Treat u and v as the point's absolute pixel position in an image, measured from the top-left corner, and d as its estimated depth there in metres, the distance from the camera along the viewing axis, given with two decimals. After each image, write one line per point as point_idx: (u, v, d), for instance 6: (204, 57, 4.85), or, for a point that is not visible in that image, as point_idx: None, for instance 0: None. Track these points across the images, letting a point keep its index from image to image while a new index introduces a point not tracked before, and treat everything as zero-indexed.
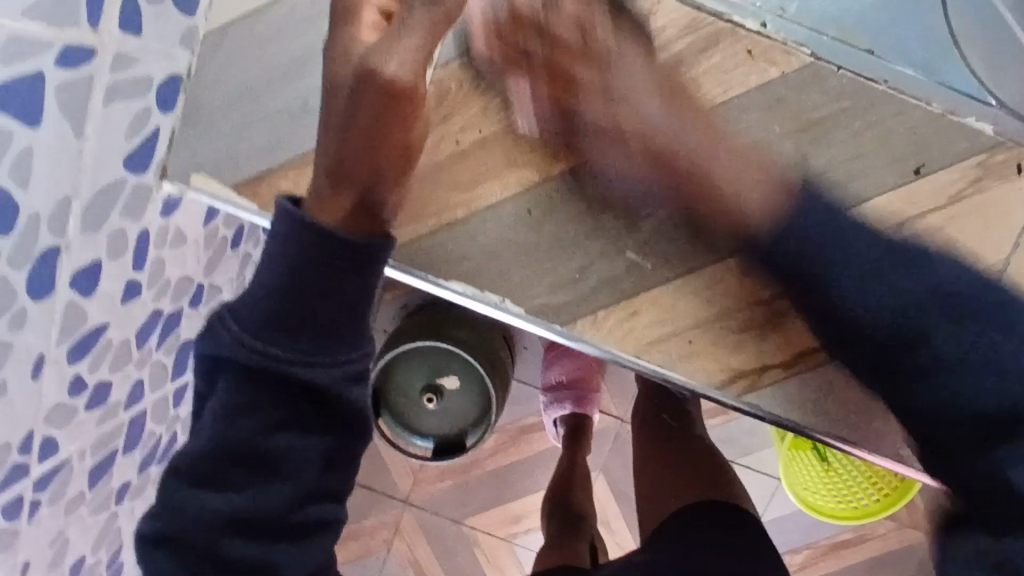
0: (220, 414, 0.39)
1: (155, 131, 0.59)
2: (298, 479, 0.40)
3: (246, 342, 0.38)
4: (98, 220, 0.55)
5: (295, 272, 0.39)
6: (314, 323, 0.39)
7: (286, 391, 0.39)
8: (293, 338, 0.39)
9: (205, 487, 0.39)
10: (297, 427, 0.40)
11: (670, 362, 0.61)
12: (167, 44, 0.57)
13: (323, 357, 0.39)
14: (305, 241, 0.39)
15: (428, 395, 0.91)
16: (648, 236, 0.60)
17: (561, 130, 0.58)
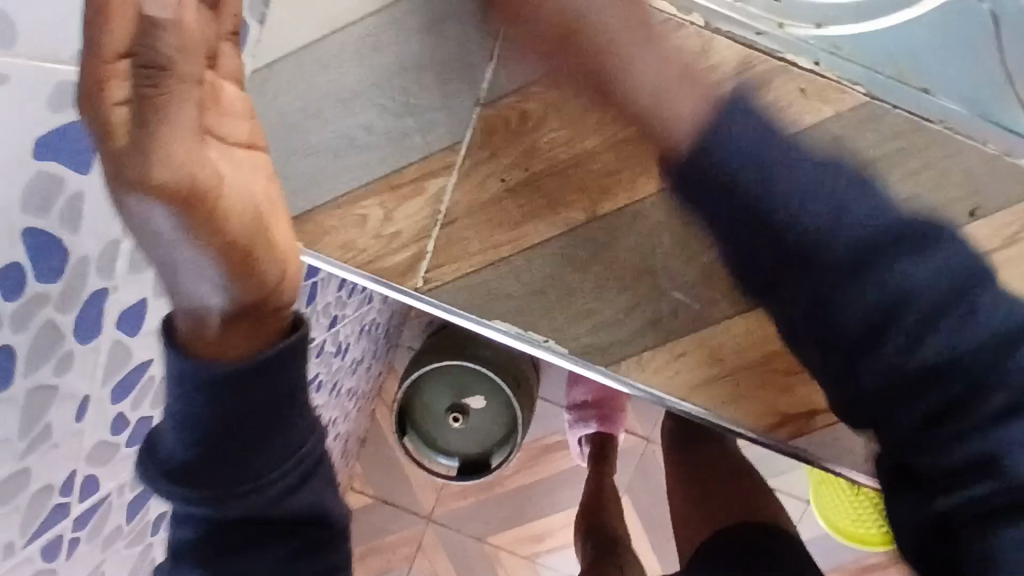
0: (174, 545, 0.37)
1: None
2: None
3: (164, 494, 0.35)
4: (146, 259, 0.55)
5: (194, 408, 0.34)
6: (232, 452, 0.35)
7: (225, 524, 0.36)
8: (214, 485, 0.35)
9: None
10: (245, 555, 0.36)
11: (714, 406, 0.61)
12: None
13: (248, 487, 0.35)
14: (185, 383, 0.33)
15: (455, 413, 0.93)
16: (693, 276, 0.59)
17: (610, 169, 0.58)
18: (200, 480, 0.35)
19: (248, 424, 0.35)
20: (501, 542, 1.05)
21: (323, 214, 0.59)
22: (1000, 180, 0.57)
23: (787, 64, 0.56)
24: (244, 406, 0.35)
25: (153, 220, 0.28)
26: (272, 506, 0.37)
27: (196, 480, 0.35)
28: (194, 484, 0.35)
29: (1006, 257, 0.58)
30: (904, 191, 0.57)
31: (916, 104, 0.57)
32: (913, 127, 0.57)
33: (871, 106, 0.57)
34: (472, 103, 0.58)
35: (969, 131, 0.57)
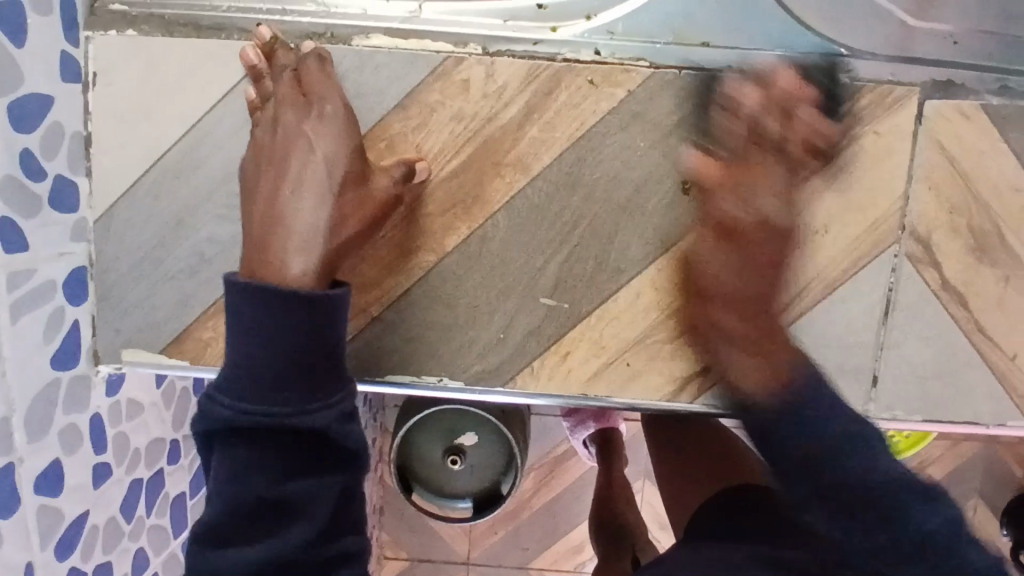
0: (226, 479, 0.42)
1: (73, 324, 0.61)
2: (316, 516, 0.42)
3: (237, 407, 0.43)
4: (43, 423, 0.56)
5: (268, 333, 0.45)
6: (301, 374, 0.45)
7: (279, 430, 0.43)
8: (280, 398, 0.44)
9: (230, 539, 0.41)
10: (308, 474, 0.43)
11: (616, 390, 0.62)
12: (57, 245, 0.58)
13: (315, 403, 0.44)
14: (259, 303, 0.46)
15: (452, 457, 0.97)
16: (553, 279, 0.61)
17: (443, 206, 0.60)
18: (272, 394, 0.44)
19: (316, 354, 0.46)
20: (546, 561, 1.12)
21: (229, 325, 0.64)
22: (806, 102, 0.58)
23: (569, 62, 0.59)
24: (305, 339, 0.46)
25: (319, 155, 0.54)
26: (331, 424, 0.44)
27: (267, 388, 0.44)
28: (266, 394, 0.44)
29: (835, 170, 0.59)
30: (717, 142, 0.59)
31: (700, 61, 0.59)
32: (704, 82, 0.59)
33: (659, 76, 0.59)
34: None
35: (758, 68, 0.59)
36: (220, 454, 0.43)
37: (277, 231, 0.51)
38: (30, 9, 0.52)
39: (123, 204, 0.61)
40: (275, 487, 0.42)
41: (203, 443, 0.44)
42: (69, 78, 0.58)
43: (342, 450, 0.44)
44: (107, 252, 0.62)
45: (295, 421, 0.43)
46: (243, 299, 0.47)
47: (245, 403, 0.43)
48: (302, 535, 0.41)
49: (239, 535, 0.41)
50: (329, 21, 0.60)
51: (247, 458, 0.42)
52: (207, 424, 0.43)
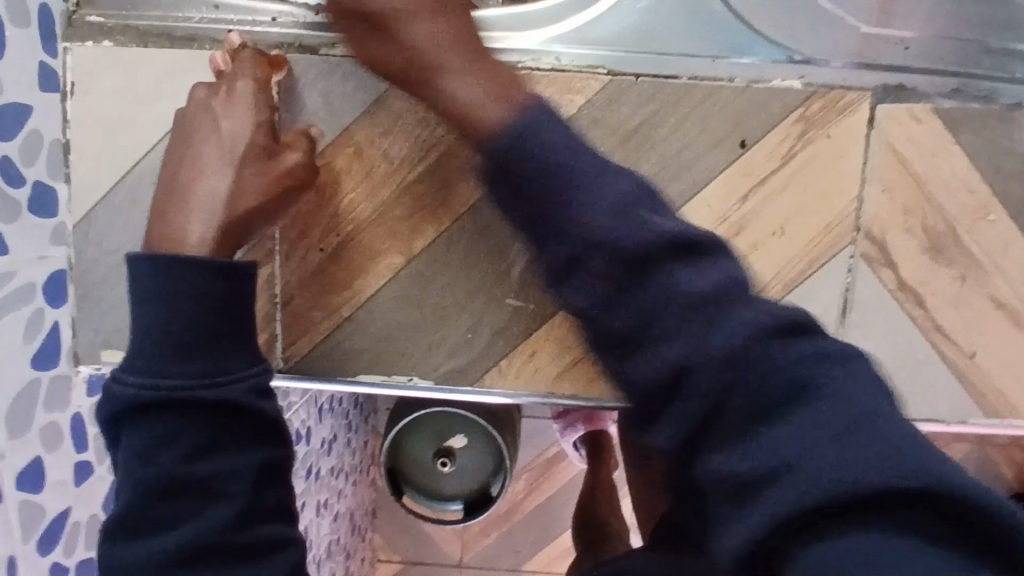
0: (139, 457, 0.43)
1: (54, 325, 0.63)
2: (232, 494, 0.44)
3: (143, 382, 0.45)
4: (24, 421, 0.57)
5: (174, 307, 0.47)
6: (206, 347, 0.47)
7: (188, 403, 0.45)
8: (186, 371, 0.45)
9: (149, 521, 0.42)
10: (223, 451, 0.44)
11: (583, 389, 0.64)
12: (37, 248, 0.60)
13: (223, 375, 0.46)
14: (168, 280, 0.48)
15: (441, 459, 0.99)
16: (519, 279, 0.63)
17: (410, 209, 0.62)
18: (177, 368, 0.45)
19: (219, 327, 0.48)
20: (535, 563, 1.13)
21: None
22: (758, 106, 0.60)
23: (529, 70, 0.61)
24: (213, 308, 0.48)
25: (235, 139, 0.55)
26: (241, 395, 0.46)
27: (172, 363, 0.46)
28: (171, 367, 0.45)
29: (791, 172, 0.61)
30: (675, 145, 0.60)
31: (657, 67, 0.61)
32: (660, 88, 0.60)
33: (616, 82, 0.60)
34: None
35: (713, 74, 0.61)
36: (129, 436, 0.45)
37: (180, 203, 0.53)
38: (9, 21, 0.54)
39: (101, 209, 0.64)
40: (187, 465, 0.43)
41: (109, 426, 0.46)
42: (48, 88, 0.60)
43: (254, 420, 0.47)
44: (87, 256, 0.64)
45: (204, 394, 0.45)
46: (145, 278, 0.48)
47: (151, 379, 0.45)
48: (220, 513, 0.43)
49: (154, 514, 0.42)
50: (298, 31, 0.62)
51: (156, 436, 0.44)
52: (114, 405, 0.45)
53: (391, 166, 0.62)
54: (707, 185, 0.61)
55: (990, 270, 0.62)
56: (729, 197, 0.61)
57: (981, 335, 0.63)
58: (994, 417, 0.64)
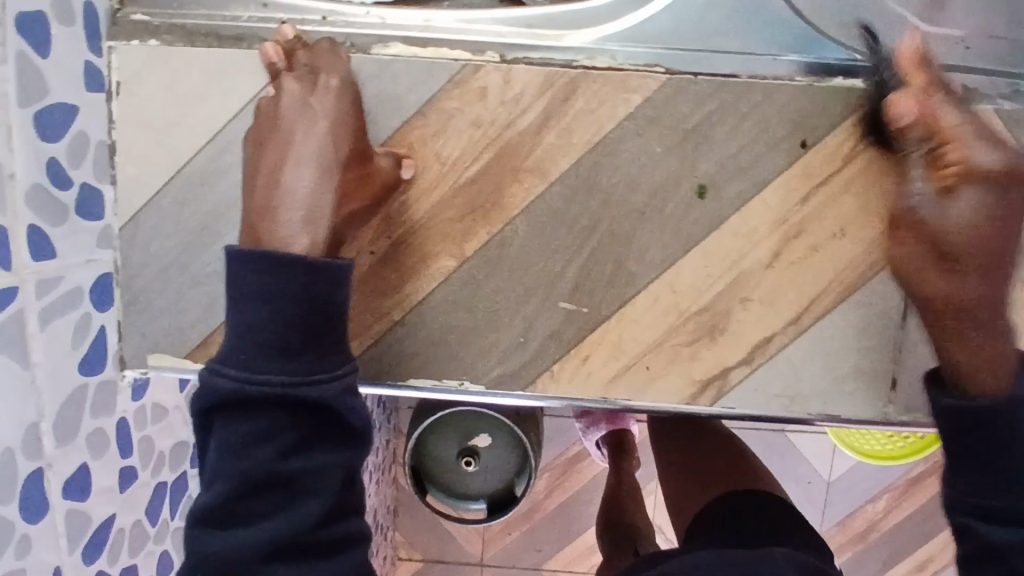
0: (232, 451, 0.44)
1: (100, 329, 0.62)
2: (321, 491, 0.44)
3: (243, 376, 0.45)
4: (72, 427, 0.57)
5: (276, 304, 0.47)
6: (307, 345, 0.47)
7: (288, 401, 0.45)
8: (283, 370, 0.46)
9: (237, 513, 0.43)
10: (316, 449, 0.45)
11: (635, 393, 0.63)
12: (84, 252, 0.59)
13: (320, 375, 0.46)
14: (269, 275, 0.48)
15: (466, 458, 0.98)
16: (573, 282, 0.61)
17: (463, 210, 0.61)
18: (273, 366, 0.46)
19: (316, 327, 0.48)
20: (564, 561, 1.12)
21: None
22: (818, 107, 0.59)
23: (585, 68, 0.59)
24: (312, 307, 0.48)
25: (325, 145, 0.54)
26: (335, 396, 0.46)
27: (268, 361, 0.46)
28: (268, 365, 0.45)
29: (851, 174, 0.60)
30: (734, 145, 0.59)
31: (716, 66, 0.59)
32: (719, 87, 0.59)
33: (674, 80, 0.59)
34: None
35: (772, 72, 0.59)
36: (221, 429, 0.45)
37: (278, 210, 0.52)
38: (54, 20, 0.53)
39: (147, 211, 0.63)
40: (280, 461, 0.44)
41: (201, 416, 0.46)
42: (93, 88, 0.59)
43: (345, 421, 0.47)
44: (133, 259, 0.63)
45: (303, 393, 0.45)
46: (243, 272, 0.48)
47: (252, 373, 0.45)
48: (309, 511, 0.44)
49: (245, 507, 0.43)
50: (348, 30, 0.61)
51: (252, 432, 0.44)
52: (208, 397, 0.45)
53: (443, 167, 0.61)
54: (764, 187, 0.60)
55: None
56: (787, 199, 0.60)
57: None
58: None
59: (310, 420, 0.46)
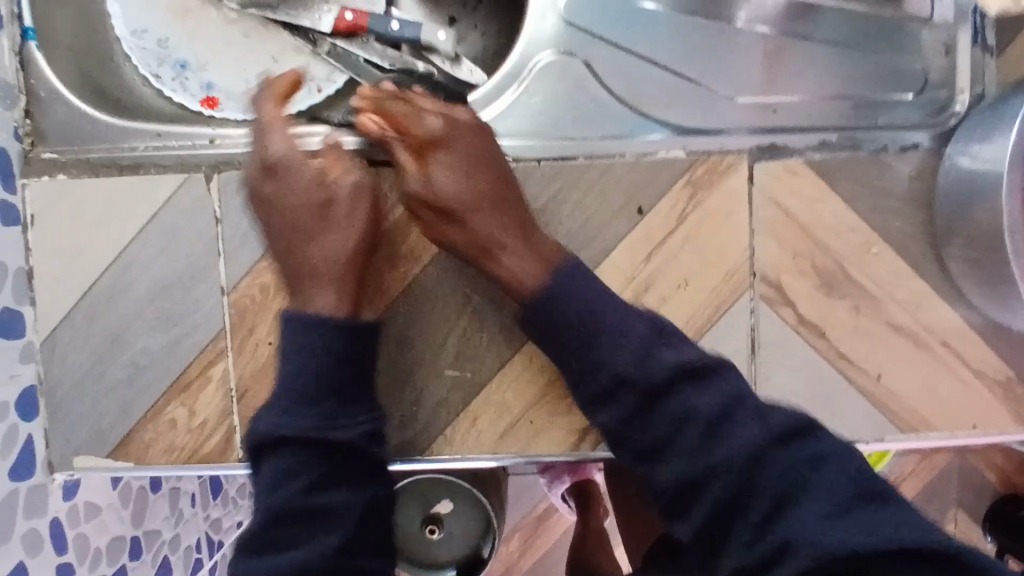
0: (276, 485, 0.59)
1: (27, 439, 0.67)
2: (338, 525, 0.60)
3: (279, 426, 0.60)
4: (4, 532, 0.62)
5: (320, 361, 0.62)
6: (355, 386, 0.63)
7: (324, 450, 0.60)
8: (317, 421, 0.61)
9: (273, 540, 0.59)
10: (337, 487, 0.61)
11: (523, 447, 0.68)
12: (6, 369, 0.65)
13: (345, 424, 0.61)
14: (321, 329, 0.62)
15: (429, 527, 1.03)
16: (454, 351, 0.68)
17: None
18: (307, 414, 0.61)
19: (353, 373, 0.63)
20: None
21: (155, 420, 0.69)
22: (649, 176, 0.67)
23: None
24: (349, 358, 0.63)
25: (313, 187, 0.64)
26: (356, 440, 0.61)
27: (304, 409, 0.61)
28: (305, 412, 0.61)
29: (688, 230, 0.67)
30: (580, 217, 0.67)
31: (557, 151, 0.68)
32: (560, 169, 0.67)
33: (520, 167, 0.67)
34: (219, 295, 0.68)
35: (607, 153, 0.67)
36: (270, 462, 0.60)
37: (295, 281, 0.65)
38: None
39: (65, 326, 0.68)
40: (309, 500, 0.59)
41: (254, 453, 0.61)
42: (9, 222, 0.66)
43: (363, 463, 0.62)
44: (54, 370, 0.69)
45: (331, 438, 0.60)
46: (294, 328, 0.63)
47: (291, 425, 0.60)
48: (328, 542, 0.59)
49: (281, 536, 0.59)
50: (235, 149, 0.70)
51: (287, 470, 0.59)
52: (257, 439, 0.60)
53: None
54: (614, 249, 0.67)
55: (881, 299, 0.69)
56: (635, 259, 0.67)
57: (885, 359, 0.69)
58: (909, 432, 0.69)
59: (332, 463, 0.61)
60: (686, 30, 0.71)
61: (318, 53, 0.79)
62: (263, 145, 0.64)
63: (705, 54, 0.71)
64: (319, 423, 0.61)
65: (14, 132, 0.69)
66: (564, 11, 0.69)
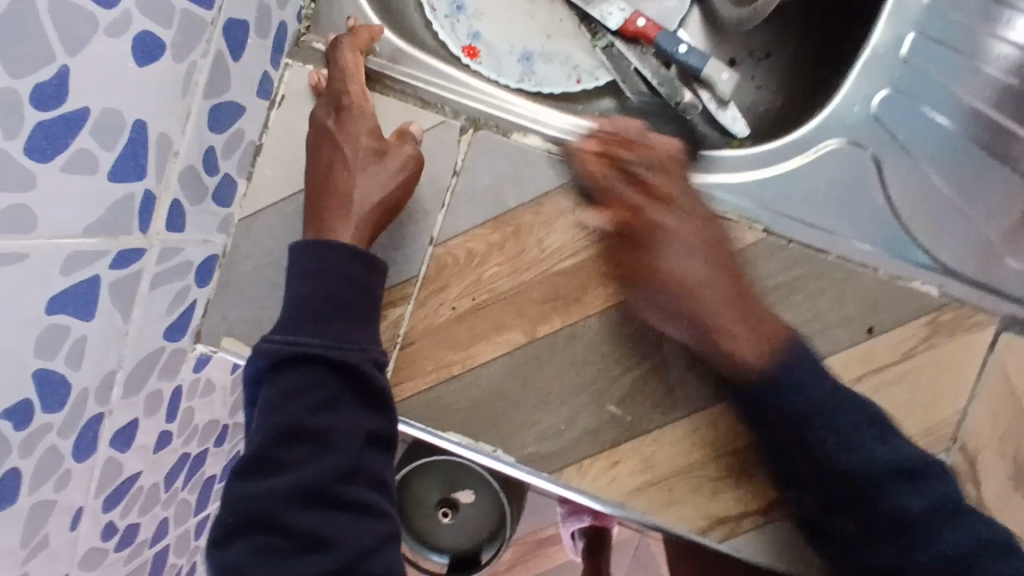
0: (274, 403, 0.55)
1: (191, 304, 0.66)
2: (340, 448, 0.55)
3: (282, 337, 0.56)
4: (137, 384, 0.61)
5: (325, 280, 0.59)
6: (340, 311, 0.58)
7: (324, 360, 0.56)
8: (320, 335, 0.57)
9: (271, 463, 0.53)
10: (339, 409, 0.56)
11: (651, 509, 0.65)
12: (203, 232, 0.64)
13: (349, 344, 0.58)
14: (324, 253, 0.59)
15: (444, 509, 1.01)
16: (625, 390, 0.65)
17: (547, 296, 0.66)
18: (315, 328, 0.57)
19: (354, 296, 0.59)
20: None
21: None
22: (893, 302, 0.64)
23: None
24: (349, 283, 0.59)
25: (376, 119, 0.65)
26: (362, 363, 0.58)
27: (316, 326, 0.57)
28: (310, 329, 0.57)
29: (908, 368, 0.64)
30: (809, 311, 0.64)
31: (812, 238, 0.65)
32: (807, 257, 0.65)
33: (769, 241, 0.65)
34: (425, 244, 0.67)
35: (859, 260, 0.65)
36: (271, 382, 0.56)
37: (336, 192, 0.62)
38: (254, 32, 0.61)
39: (270, 213, 0.68)
40: (311, 417, 0.54)
41: (255, 375, 0.58)
42: (261, 95, 0.66)
43: (368, 386, 0.58)
44: (242, 248, 0.68)
45: (333, 352, 0.56)
46: (321, 248, 0.60)
47: (294, 335, 0.57)
48: (328, 464, 0.54)
49: (281, 456, 0.54)
50: (491, 110, 0.69)
51: (291, 386, 0.55)
52: (262, 357, 0.57)
53: (542, 253, 0.66)
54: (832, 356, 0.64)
55: None
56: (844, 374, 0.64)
57: None
58: None
59: (336, 382, 0.57)
60: (962, 160, 0.65)
61: (593, 45, 0.77)
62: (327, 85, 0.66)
63: (975, 192, 0.65)
64: (324, 335, 0.57)
65: (298, 11, 0.68)
66: (876, 104, 0.65)
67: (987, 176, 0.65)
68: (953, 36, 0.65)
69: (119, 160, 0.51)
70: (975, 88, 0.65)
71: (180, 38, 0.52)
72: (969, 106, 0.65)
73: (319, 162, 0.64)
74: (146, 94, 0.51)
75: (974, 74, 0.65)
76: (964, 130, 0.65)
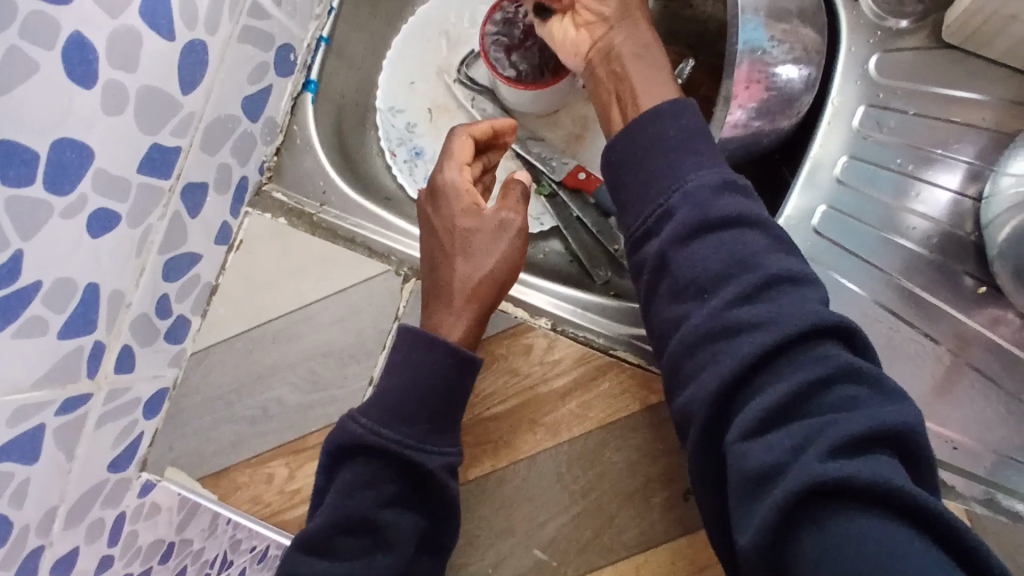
0: (349, 490, 0.59)
1: (138, 436, 0.68)
2: (396, 549, 0.59)
3: (372, 427, 0.60)
4: (81, 512, 0.62)
5: (422, 380, 0.61)
6: (437, 416, 0.61)
7: (407, 461, 0.60)
8: (402, 429, 0.60)
9: (329, 549, 0.58)
10: (403, 509, 0.60)
11: None
12: (154, 368, 0.68)
13: (430, 446, 0.60)
14: (412, 346, 0.62)
15: None
16: (552, 535, 0.67)
17: (477, 438, 0.69)
18: (400, 423, 0.60)
19: (446, 401, 0.62)
20: None
21: (255, 466, 0.71)
22: None
23: (618, 358, 0.70)
24: (446, 387, 0.62)
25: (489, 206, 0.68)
26: (436, 469, 0.60)
27: (401, 423, 0.60)
28: (398, 424, 0.60)
29: None
30: None
31: None
32: None
33: None
34: (365, 383, 0.70)
35: None
36: (348, 466, 0.60)
37: (444, 289, 0.66)
38: (213, 190, 0.67)
39: (221, 348, 0.72)
40: (376, 512, 0.59)
41: (337, 451, 0.61)
42: (220, 241, 0.71)
43: (435, 492, 0.61)
44: (192, 382, 0.71)
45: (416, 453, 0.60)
46: (416, 345, 0.62)
47: (381, 427, 0.60)
48: (384, 563, 0.58)
49: (338, 543, 0.58)
50: None
51: (364, 476, 0.59)
52: (343, 437, 0.60)
53: (476, 398, 0.70)
54: None
55: None
56: None
57: None
58: None
59: (406, 481, 0.60)
60: (873, 321, 0.68)
61: (538, 192, 0.83)
62: (438, 171, 0.70)
63: (887, 357, 0.68)
64: (412, 434, 0.60)
65: (260, 165, 0.75)
66: None
67: (901, 340, 0.68)
68: (865, 209, 0.69)
69: (70, 319, 0.55)
70: (890, 258, 0.69)
71: (135, 207, 0.58)
72: (881, 272, 0.69)
73: (430, 260, 0.68)
74: (101, 255, 0.56)
75: (889, 245, 0.69)
76: (878, 296, 0.68)
